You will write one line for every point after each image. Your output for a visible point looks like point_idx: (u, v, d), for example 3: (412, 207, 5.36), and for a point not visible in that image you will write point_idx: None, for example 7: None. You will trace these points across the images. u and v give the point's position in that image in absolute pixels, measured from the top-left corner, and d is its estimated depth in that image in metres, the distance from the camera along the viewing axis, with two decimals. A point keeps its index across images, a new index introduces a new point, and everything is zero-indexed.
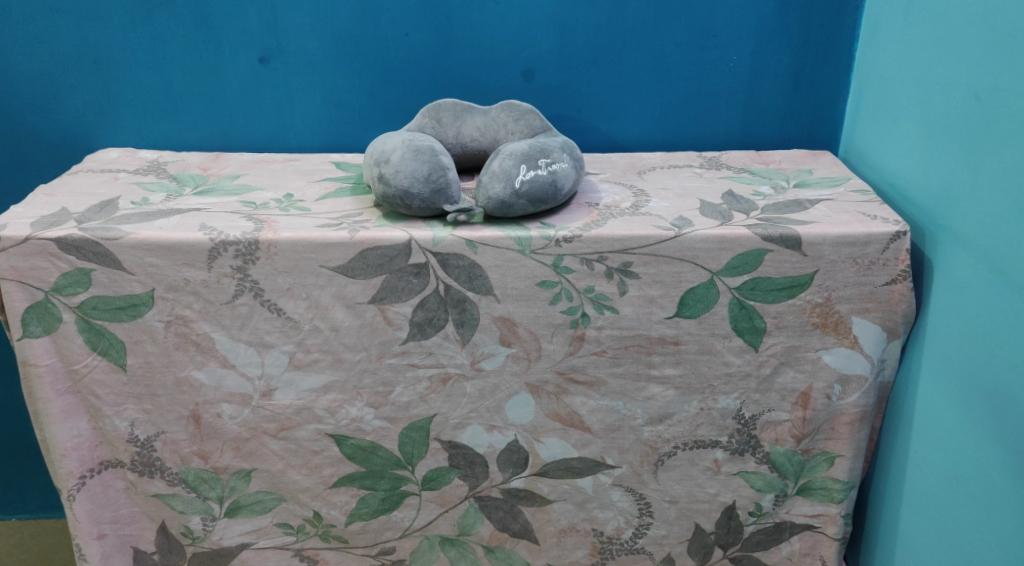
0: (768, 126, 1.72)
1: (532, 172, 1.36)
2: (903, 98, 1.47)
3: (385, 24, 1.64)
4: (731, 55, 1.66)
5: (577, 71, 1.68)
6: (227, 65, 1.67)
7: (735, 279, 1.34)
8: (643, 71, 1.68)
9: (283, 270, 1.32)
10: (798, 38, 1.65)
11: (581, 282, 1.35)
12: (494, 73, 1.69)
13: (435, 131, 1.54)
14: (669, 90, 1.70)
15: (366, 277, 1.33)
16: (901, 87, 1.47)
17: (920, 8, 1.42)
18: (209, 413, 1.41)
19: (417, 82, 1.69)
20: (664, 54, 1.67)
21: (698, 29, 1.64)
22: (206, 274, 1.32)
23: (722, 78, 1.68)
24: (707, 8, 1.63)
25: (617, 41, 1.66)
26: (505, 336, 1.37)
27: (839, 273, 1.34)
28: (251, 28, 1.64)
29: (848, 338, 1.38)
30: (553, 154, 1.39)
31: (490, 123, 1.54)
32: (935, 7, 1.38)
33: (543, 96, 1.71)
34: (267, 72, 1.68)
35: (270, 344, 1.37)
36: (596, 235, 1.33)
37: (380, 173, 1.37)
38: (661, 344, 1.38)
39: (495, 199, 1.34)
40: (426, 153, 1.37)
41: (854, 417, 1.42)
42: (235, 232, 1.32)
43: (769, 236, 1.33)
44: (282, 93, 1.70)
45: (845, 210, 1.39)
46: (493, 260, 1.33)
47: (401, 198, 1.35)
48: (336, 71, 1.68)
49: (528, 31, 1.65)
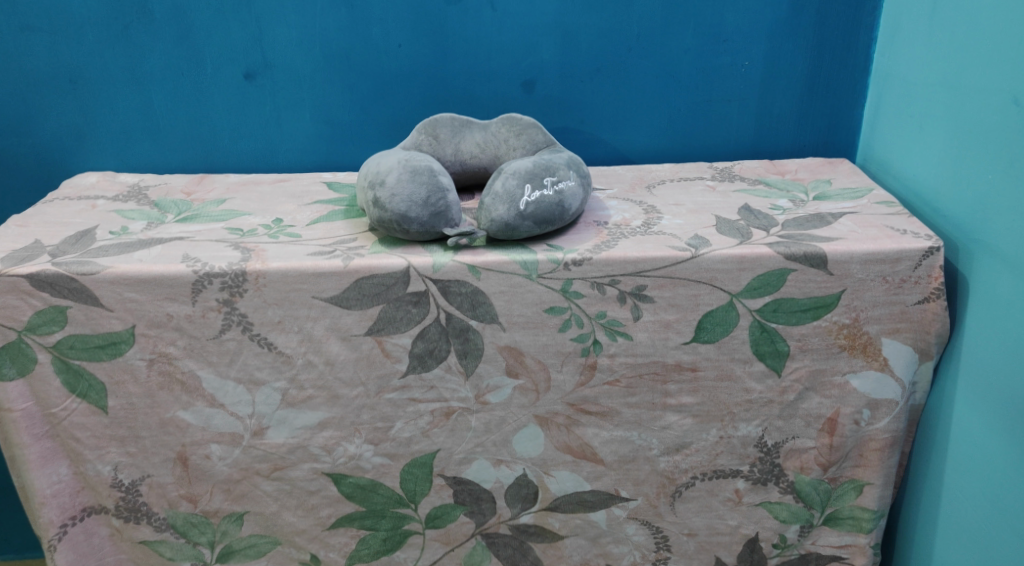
0: (782, 135, 1.66)
1: (538, 192, 1.28)
2: (937, 108, 1.39)
3: (377, 35, 1.56)
4: (743, 60, 1.59)
5: (579, 81, 1.60)
6: (211, 83, 1.59)
7: (756, 301, 1.26)
8: (650, 78, 1.61)
9: (273, 302, 1.24)
10: (812, 42, 1.58)
11: (591, 307, 1.26)
12: (493, 86, 1.60)
13: (432, 148, 1.45)
14: (678, 98, 1.62)
15: (362, 308, 1.25)
16: (934, 94, 1.40)
17: (955, 9, 1.35)
18: (197, 455, 1.32)
19: (412, 97, 1.61)
20: (672, 61, 1.59)
21: (707, 33, 1.57)
22: (190, 308, 1.23)
23: (733, 85, 1.61)
24: (716, 11, 1.56)
25: (622, 48, 1.58)
26: (512, 366, 1.29)
27: (868, 292, 1.25)
28: (235, 43, 1.55)
29: (878, 360, 1.29)
30: (559, 171, 1.30)
31: (491, 139, 1.45)
32: (970, 8, 1.31)
33: (545, 108, 1.62)
34: (253, 88, 1.59)
35: (261, 380, 1.28)
36: (608, 257, 1.24)
37: (375, 197, 1.28)
38: (678, 371, 1.30)
39: (499, 221, 1.25)
40: (424, 174, 1.28)
41: (883, 443, 1.33)
42: (221, 263, 1.23)
43: (792, 254, 1.24)
44: (270, 110, 1.61)
45: (871, 224, 1.31)
46: (498, 286, 1.25)
47: (398, 222, 1.26)
48: (327, 85, 1.59)
49: (529, 41, 1.57)
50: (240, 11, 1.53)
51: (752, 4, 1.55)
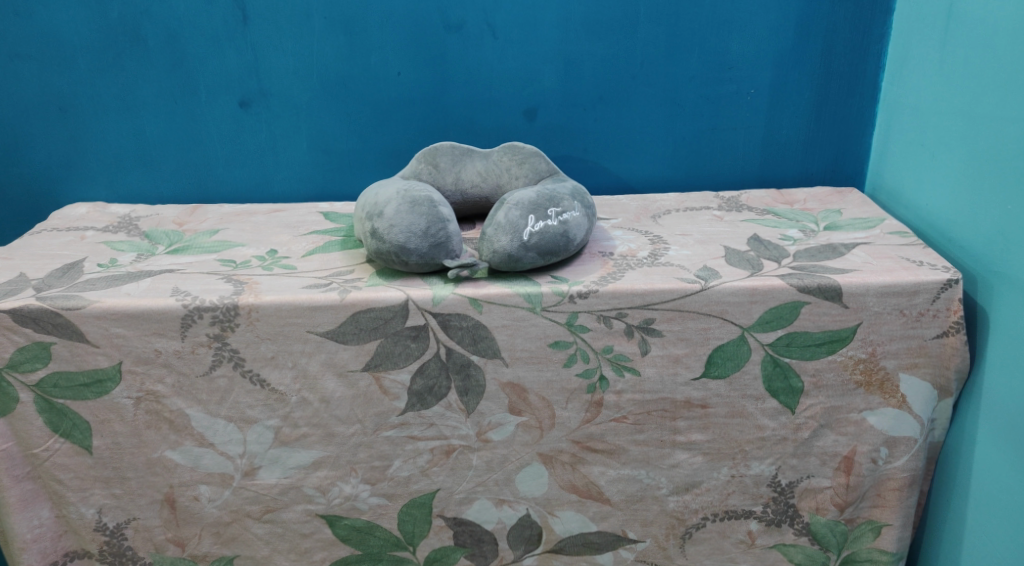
0: (789, 164, 1.62)
1: (542, 223, 1.23)
2: (954, 136, 1.36)
3: (376, 63, 1.52)
4: (749, 88, 1.56)
5: (582, 109, 1.56)
6: (205, 112, 1.55)
7: (768, 334, 1.21)
8: (654, 106, 1.57)
9: (266, 337, 1.19)
10: (819, 69, 1.55)
11: (598, 341, 1.21)
12: (494, 114, 1.56)
13: (432, 177, 1.41)
14: (683, 126, 1.58)
15: (360, 343, 1.20)
16: (950, 122, 1.37)
17: (972, 36, 1.32)
18: (185, 496, 1.26)
19: (410, 125, 1.57)
20: (676, 88, 1.56)
21: (712, 61, 1.54)
22: (179, 344, 1.18)
23: (739, 113, 1.58)
24: (721, 38, 1.53)
25: (626, 76, 1.55)
26: (515, 403, 1.24)
27: (885, 326, 1.21)
28: (230, 71, 1.52)
29: (896, 397, 1.24)
30: (563, 202, 1.26)
31: (492, 168, 1.41)
32: (989, 35, 1.28)
33: (546, 136, 1.58)
34: (248, 117, 1.55)
35: (253, 419, 1.23)
36: (615, 289, 1.20)
37: (374, 228, 1.24)
38: (687, 408, 1.25)
39: (502, 252, 1.21)
40: (424, 204, 1.23)
41: (902, 482, 1.28)
42: (212, 297, 1.18)
43: (806, 286, 1.19)
44: (265, 139, 1.57)
45: (886, 255, 1.27)
46: (500, 320, 1.20)
47: (397, 254, 1.22)
48: (323, 113, 1.55)
49: (531, 68, 1.53)
50: (235, 39, 1.50)
51: (757, 31, 1.52)
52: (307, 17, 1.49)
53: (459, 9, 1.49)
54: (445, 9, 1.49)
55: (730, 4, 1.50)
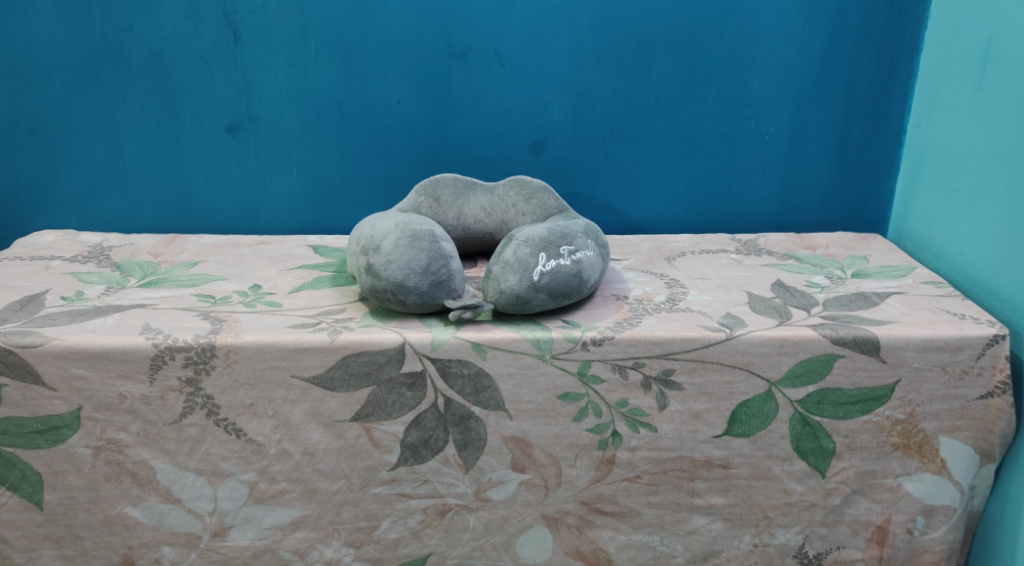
0: (809, 207, 1.53)
1: (553, 262, 1.13)
2: (994, 181, 1.27)
3: (375, 90, 1.43)
4: (768, 126, 1.47)
5: (592, 143, 1.47)
6: (189, 136, 1.44)
7: (799, 390, 1.10)
8: (668, 143, 1.48)
9: (244, 382, 1.07)
10: (843, 108, 1.47)
11: (612, 393, 1.11)
12: (498, 147, 1.47)
13: (432, 211, 1.31)
14: (698, 165, 1.49)
15: (349, 390, 1.08)
16: (990, 168, 1.28)
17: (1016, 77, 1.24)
18: (145, 559, 1.13)
19: (408, 156, 1.47)
20: (692, 125, 1.47)
21: (730, 97, 1.45)
22: (147, 388, 1.07)
23: (757, 152, 1.49)
24: (741, 74, 1.44)
25: (639, 110, 1.45)
26: (518, 460, 1.12)
27: (926, 384, 1.11)
28: (218, 93, 1.42)
29: (935, 462, 1.13)
30: (576, 240, 1.16)
31: (497, 203, 1.31)
32: None
33: (554, 172, 1.49)
34: (235, 143, 1.45)
35: (226, 472, 1.10)
36: (632, 337, 1.10)
37: (368, 263, 1.13)
38: (707, 468, 1.13)
39: (510, 292, 1.10)
40: (424, 239, 1.13)
41: (940, 556, 1.16)
42: (185, 336, 1.07)
43: (840, 338, 1.09)
44: (253, 166, 1.47)
45: (923, 306, 1.17)
46: (506, 368, 1.09)
47: (394, 292, 1.11)
48: (316, 141, 1.45)
49: (539, 99, 1.44)
50: (224, 60, 1.40)
51: (779, 67, 1.44)
52: (302, 39, 1.39)
53: (464, 35, 1.40)
54: (450, 34, 1.40)
55: (750, 37, 1.42)
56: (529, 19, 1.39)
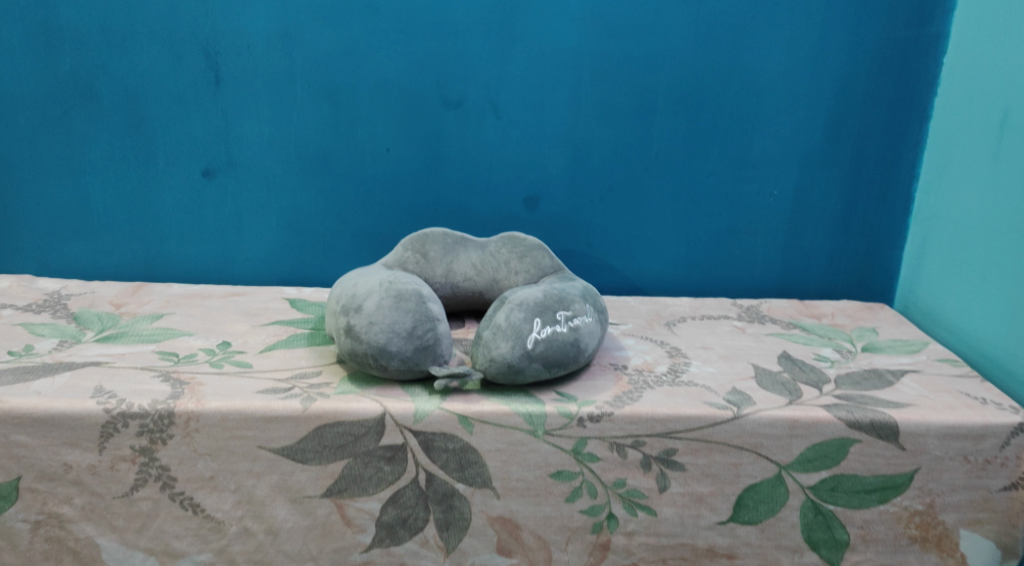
0: (813, 274, 1.45)
1: (549, 328, 1.05)
2: (1014, 256, 1.20)
3: (362, 137, 1.35)
4: (771, 188, 1.40)
5: (589, 200, 1.39)
6: (162, 180, 1.36)
7: (811, 475, 1.02)
8: (668, 203, 1.40)
9: (205, 453, 0.98)
10: (849, 173, 1.40)
11: (608, 473, 1.02)
12: (490, 201, 1.39)
13: (419, 267, 1.23)
14: (699, 226, 1.42)
15: (321, 463, 0.99)
16: (1012, 242, 1.21)
17: None
18: None
19: (395, 208, 1.38)
20: (694, 185, 1.40)
21: (733, 158, 1.39)
22: (95, 457, 0.97)
23: (760, 215, 1.41)
24: (746, 134, 1.37)
25: (639, 167, 1.38)
26: (505, 543, 1.03)
27: (946, 474, 1.02)
28: (195, 136, 1.34)
29: (955, 557, 1.04)
30: (573, 305, 1.08)
31: (489, 260, 1.23)
32: None
33: (548, 229, 1.41)
34: (210, 189, 1.37)
35: (180, 552, 1.00)
36: (632, 413, 1.01)
37: (348, 324, 1.06)
38: (710, 557, 1.04)
39: (501, 360, 1.03)
40: (410, 299, 1.06)
41: None
42: (141, 401, 0.97)
43: (856, 421, 1.01)
44: (228, 213, 1.38)
45: (941, 388, 1.09)
46: (495, 443, 1.00)
47: (375, 356, 1.03)
48: (297, 189, 1.37)
49: (535, 153, 1.37)
50: (204, 101, 1.33)
51: (785, 128, 1.37)
52: (288, 82, 1.32)
53: (459, 84, 1.33)
54: (444, 83, 1.33)
55: (756, 97, 1.36)
56: (526, 69, 1.33)
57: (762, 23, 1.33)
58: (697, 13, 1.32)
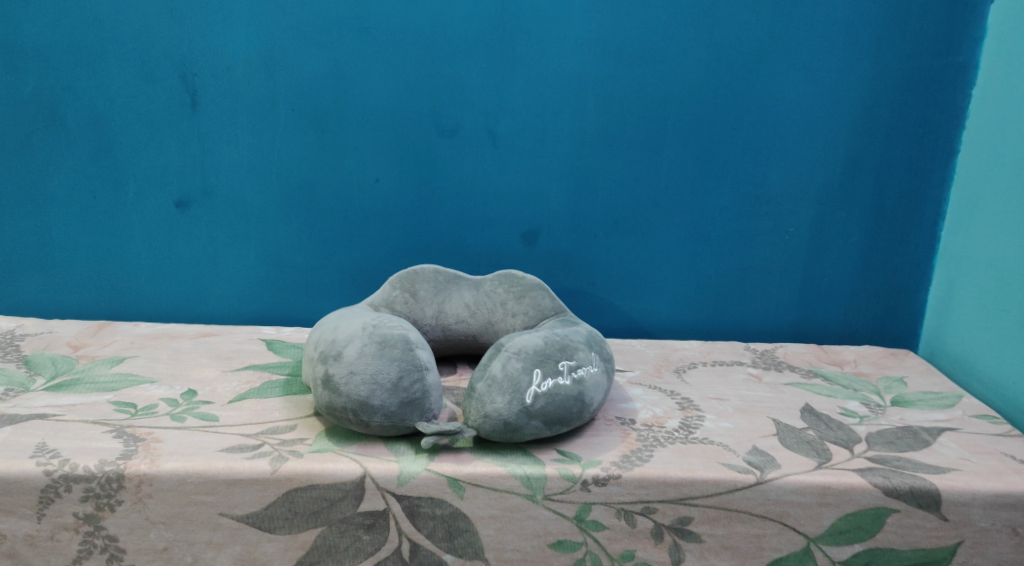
0: (830, 315, 1.33)
1: (550, 381, 0.95)
2: None
3: (350, 166, 1.25)
4: (787, 226, 1.30)
5: (592, 236, 1.29)
6: (132, 211, 1.26)
7: (843, 549, 0.91)
8: (676, 240, 1.30)
9: (158, 520, 0.89)
10: (871, 210, 1.29)
11: (615, 543, 0.91)
12: (487, 236, 1.28)
13: (407, 308, 1.12)
14: (709, 265, 1.31)
15: (292, 532, 0.90)
16: None
17: None
18: None
19: (384, 242, 1.28)
20: (703, 221, 1.29)
21: (748, 193, 1.28)
22: (35, 526, 0.88)
23: (775, 254, 1.31)
24: (762, 166, 1.27)
25: (646, 202, 1.28)
26: None
27: (993, 548, 0.92)
28: (169, 164, 1.24)
29: None
30: (577, 354, 0.98)
31: (483, 300, 1.13)
32: None
33: (548, 266, 1.30)
34: (183, 221, 1.26)
35: None
36: (642, 475, 0.91)
37: (327, 373, 0.96)
38: None
39: (496, 417, 0.93)
40: (396, 346, 0.96)
41: None
42: (87, 463, 0.88)
43: (894, 488, 0.91)
44: (204, 247, 1.27)
45: (983, 449, 0.99)
46: (488, 509, 0.90)
47: (355, 411, 0.94)
48: (278, 221, 1.27)
49: (535, 185, 1.27)
50: (178, 127, 1.23)
51: (803, 161, 1.27)
52: (270, 107, 1.23)
53: (453, 110, 1.24)
54: (438, 109, 1.23)
55: (773, 128, 1.26)
56: (526, 96, 1.23)
57: (780, 49, 1.23)
58: (710, 37, 1.23)
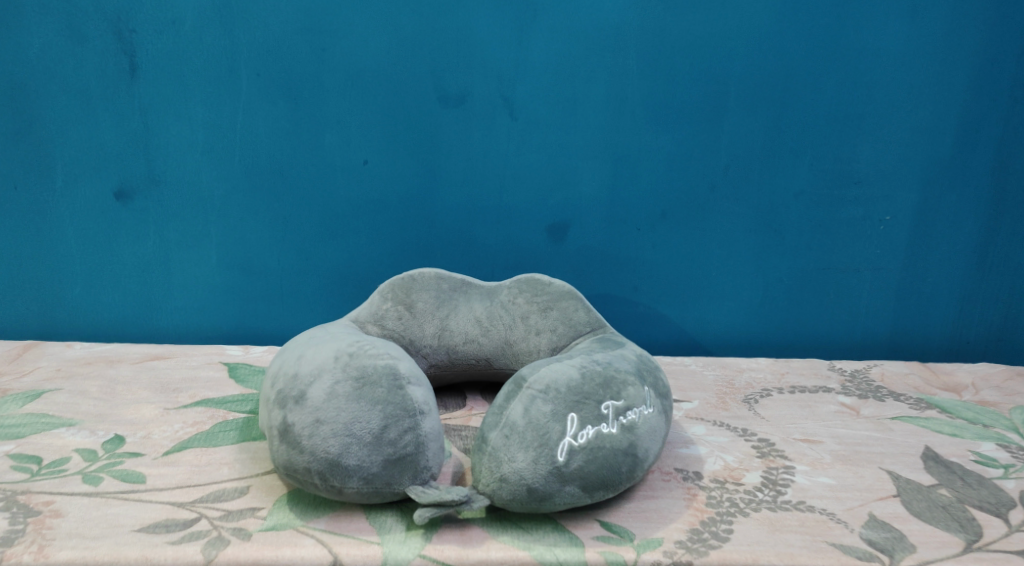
0: (936, 323, 1.05)
1: (590, 430, 0.70)
2: None
3: (332, 144, 0.98)
4: (882, 213, 1.02)
5: (636, 229, 1.02)
6: (60, 204, 0.99)
7: None
8: (743, 233, 1.02)
9: None
10: (989, 192, 1.01)
11: None
12: (504, 231, 1.01)
13: (400, 325, 0.87)
14: (784, 263, 1.03)
15: None
16: None
17: None
18: None
19: (374, 240, 1.01)
20: (777, 208, 1.02)
21: (832, 173, 1.01)
22: None
23: (868, 249, 1.03)
24: (850, 138, 1.00)
25: (704, 185, 1.01)
26: None
27: None
28: (105, 145, 0.98)
29: None
30: (626, 391, 0.72)
31: (499, 314, 0.88)
32: None
33: (579, 267, 1.02)
34: (126, 217, 1.00)
35: None
36: (722, 561, 0.67)
37: (285, 422, 0.71)
38: None
39: (516, 481, 0.68)
40: (379, 383, 0.71)
41: None
42: None
43: None
44: (151, 248, 1.01)
45: None
46: None
47: (324, 475, 0.69)
48: (241, 216, 1.00)
49: (564, 166, 1.00)
50: (115, 98, 0.96)
51: (903, 132, 1.00)
52: (228, 71, 0.96)
53: (460, 72, 0.97)
54: (439, 72, 0.97)
55: (865, 90, 0.99)
56: (552, 54, 0.97)
57: None
58: None
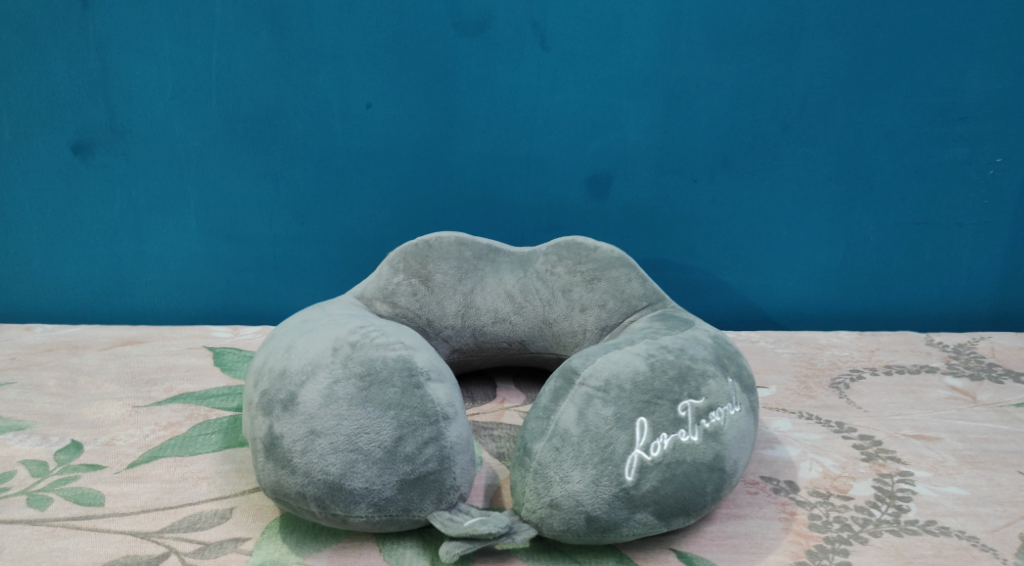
0: None
1: (666, 440, 0.54)
2: None
3: (329, 84, 0.82)
4: (988, 156, 0.85)
5: (694, 180, 0.85)
6: (7, 161, 0.83)
7: None
8: (822, 182, 0.85)
9: None
10: None
11: None
12: (536, 186, 0.85)
13: (415, 302, 0.71)
14: (870, 217, 0.87)
15: None
16: None
17: None
18: None
19: (382, 199, 0.85)
20: (863, 152, 0.85)
21: (929, 109, 0.84)
22: None
23: (970, 199, 0.86)
24: (952, 65, 0.83)
25: (775, 126, 0.84)
26: None
27: None
28: (58, 89, 0.82)
29: None
30: (706, 386, 0.57)
31: (535, 287, 0.72)
32: None
33: (627, 227, 0.86)
34: (87, 175, 0.84)
35: None
36: None
37: (271, 434, 0.55)
38: None
39: (571, 508, 0.52)
40: (391, 381, 0.55)
41: None
42: None
43: None
44: (119, 211, 0.85)
45: None
46: None
47: (323, 502, 0.54)
48: (223, 173, 0.84)
49: (607, 105, 0.83)
50: (68, 32, 0.80)
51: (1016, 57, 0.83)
52: None
53: None
54: None
55: (972, 6, 0.81)
56: None
57: None
58: None
